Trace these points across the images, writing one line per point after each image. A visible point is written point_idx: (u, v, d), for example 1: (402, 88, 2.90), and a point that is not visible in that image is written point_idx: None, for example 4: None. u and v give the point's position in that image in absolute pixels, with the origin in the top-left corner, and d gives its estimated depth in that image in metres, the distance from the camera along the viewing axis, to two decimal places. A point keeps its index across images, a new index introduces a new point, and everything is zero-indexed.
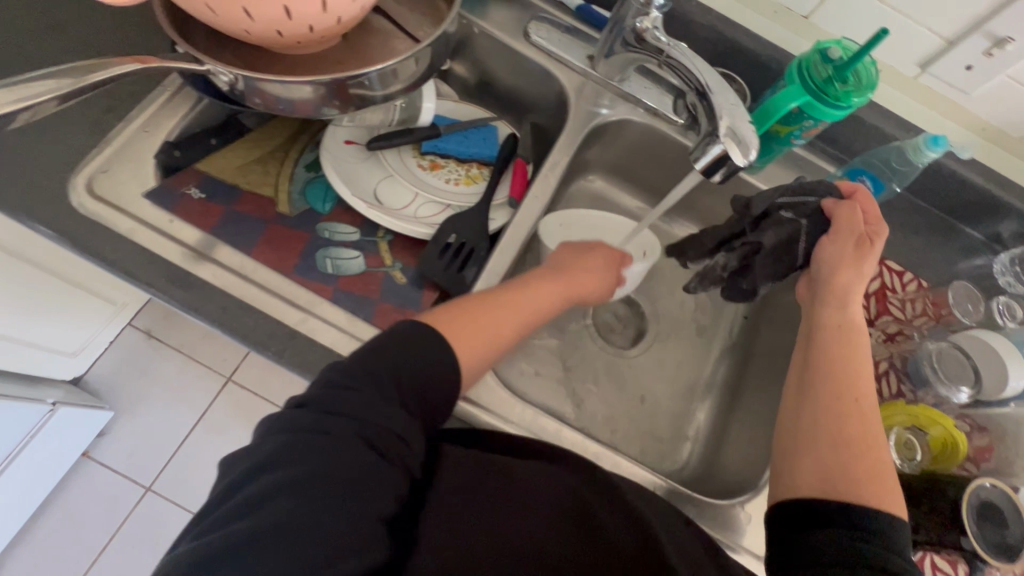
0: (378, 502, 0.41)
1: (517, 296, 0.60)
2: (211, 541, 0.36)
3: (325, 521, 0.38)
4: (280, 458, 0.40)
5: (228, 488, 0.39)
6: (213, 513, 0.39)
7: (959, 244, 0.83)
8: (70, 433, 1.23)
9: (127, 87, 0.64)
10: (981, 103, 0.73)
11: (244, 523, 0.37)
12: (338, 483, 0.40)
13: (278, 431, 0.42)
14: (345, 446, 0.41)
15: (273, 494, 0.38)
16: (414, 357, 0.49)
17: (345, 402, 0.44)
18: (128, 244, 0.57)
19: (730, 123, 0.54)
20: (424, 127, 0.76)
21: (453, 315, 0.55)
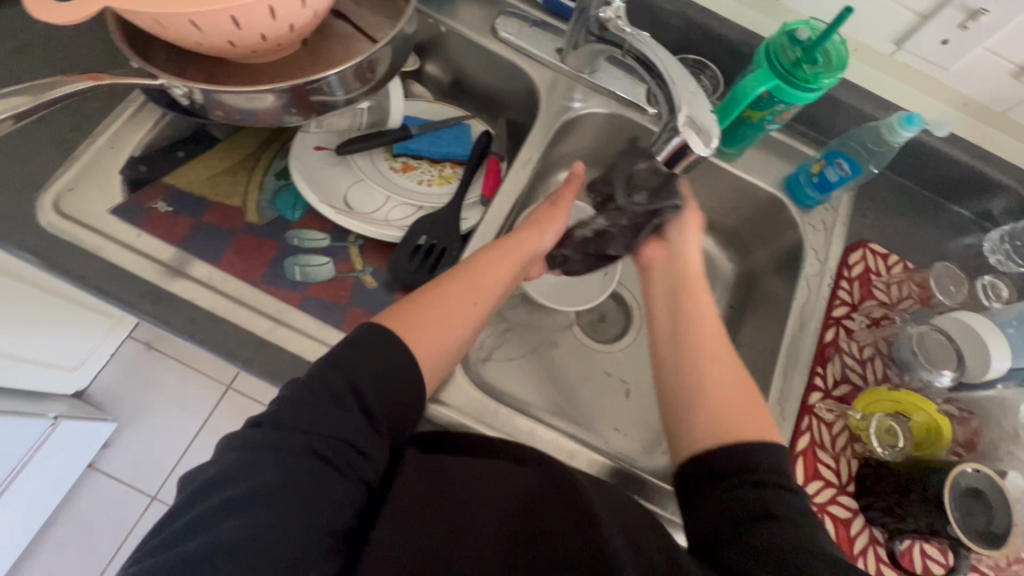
0: (333, 516, 0.42)
1: (462, 278, 0.58)
2: (164, 557, 0.37)
3: (280, 537, 0.38)
4: (232, 475, 0.40)
5: (181, 505, 0.40)
6: (167, 528, 0.39)
7: (948, 223, 0.81)
8: (73, 446, 1.25)
9: (92, 104, 0.64)
10: (962, 78, 0.71)
11: (198, 539, 0.37)
12: (292, 497, 0.40)
13: (233, 448, 0.42)
14: (301, 462, 0.42)
15: (224, 511, 0.38)
16: (366, 364, 0.48)
17: (303, 415, 0.44)
18: (96, 260, 0.57)
19: (689, 112, 0.54)
20: (394, 128, 0.76)
21: (398, 307, 0.54)
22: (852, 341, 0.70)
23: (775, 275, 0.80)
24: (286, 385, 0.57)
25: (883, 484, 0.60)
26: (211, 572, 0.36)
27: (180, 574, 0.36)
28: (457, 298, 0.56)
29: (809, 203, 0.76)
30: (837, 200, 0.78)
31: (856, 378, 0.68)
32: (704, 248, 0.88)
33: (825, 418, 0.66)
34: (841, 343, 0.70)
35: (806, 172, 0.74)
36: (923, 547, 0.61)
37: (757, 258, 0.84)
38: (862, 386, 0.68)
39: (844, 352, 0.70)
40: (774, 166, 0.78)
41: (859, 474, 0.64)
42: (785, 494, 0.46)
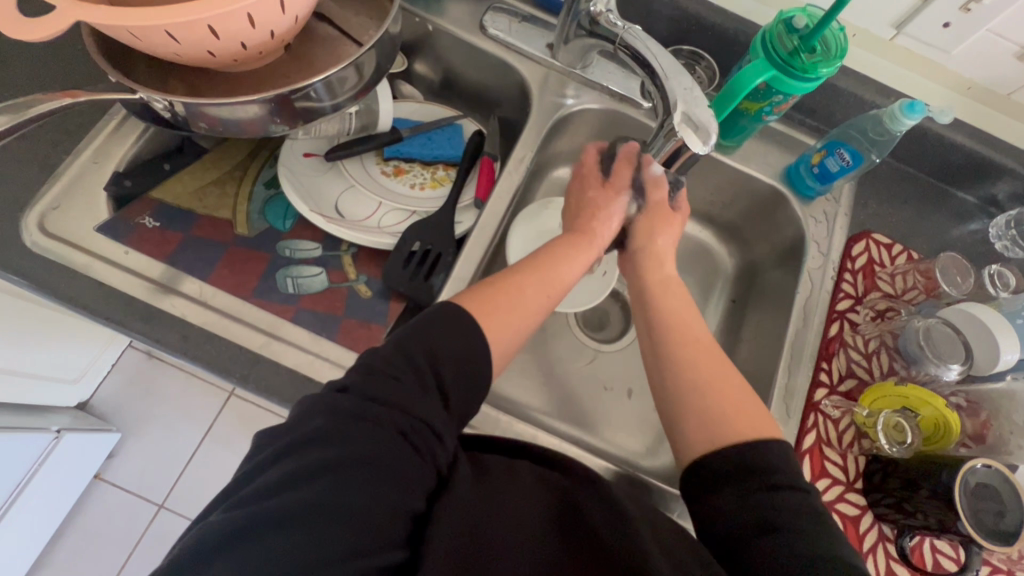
0: (411, 500, 0.39)
1: (541, 270, 0.58)
2: (255, 511, 0.34)
3: (365, 511, 0.36)
4: (321, 435, 0.38)
5: (270, 458, 0.38)
6: (247, 486, 0.37)
7: (953, 209, 0.79)
8: (78, 458, 1.25)
9: (75, 119, 0.63)
10: (965, 61, 0.69)
11: (285, 497, 0.35)
12: (376, 472, 0.38)
13: (317, 408, 0.40)
14: (385, 434, 0.40)
15: (310, 476, 0.36)
16: (451, 346, 0.48)
17: (385, 388, 0.42)
18: (84, 279, 0.56)
19: (684, 109, 0.51)
20: (385, 132, 0.74)
21: (479, 294, 0.54)
22: (857, 334, 0.69)
23: (778, 268, 0.79)
24: (281, 400, 0.56)
25: (891, 480, 0.59)
26: (300, 536, 0.34)
27: (268, 535, 0.33)
28: (530, 289, 0.56)
29: (810, 194, 0.74)
30: (838, 190, 0.76)
31: (862, 373, 0.67)
32: (704, 242, 0.87)
33: (831, 414, 0.65)
34: (846, 336, 0.69)
35: (807, 163, 0.73)
36: (932, 542, 0.61)
37: (759, 250, 0.82)
38: (869, 380, 0.67)
39: (849, 346, 0.68)
40: (773, 157, 0.77)
41: (866, 470, 0.63)
42: (794, 497, 0.45)
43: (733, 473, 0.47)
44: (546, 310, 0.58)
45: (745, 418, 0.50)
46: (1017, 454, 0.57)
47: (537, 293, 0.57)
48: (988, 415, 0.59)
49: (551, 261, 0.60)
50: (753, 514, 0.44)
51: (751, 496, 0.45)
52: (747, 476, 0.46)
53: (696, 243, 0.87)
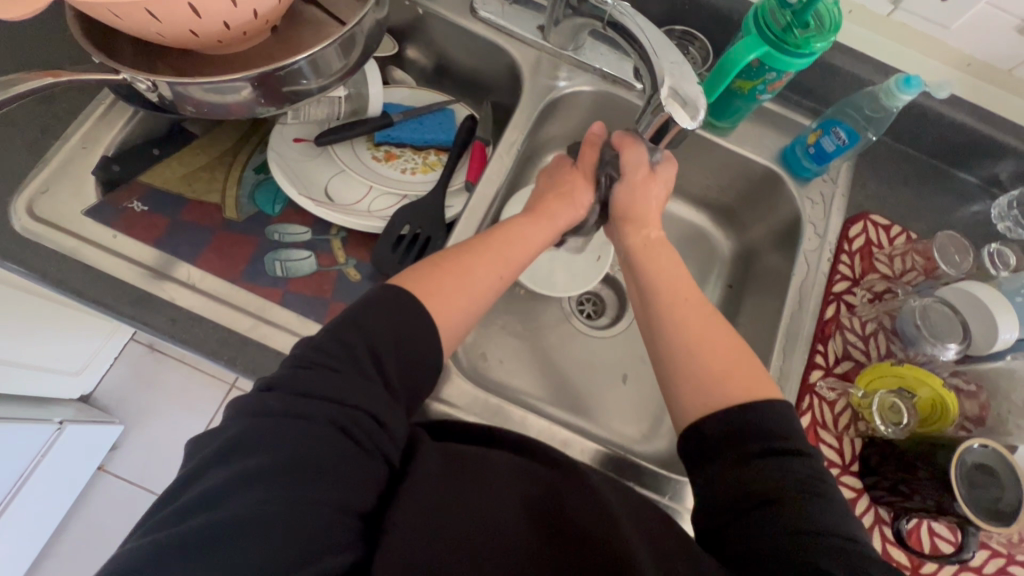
0: (353, 496, 0.40)
1: (494, 250, 0.57)
2: (180, 530, 0.35)
3: (300, 512, 0.36)
4: (246, 443, 0.38)
5: (197, 469, 0.38)
6: (175, 503, 0.37)
7: (954, 190, 0.78)
8: (81, 449, 1.26)
9: (63, 104, 0.63)
10: (965, 36, 0.67)
11: (213, 512, 0.35)
12: (311, 473, 0.38)
13: (243, 415, 0.40)
14: (320, 431, 0.40)
15: (235, 487, 0.36)
16: (386, 324, 0.47)
17: (317, 383, 0.42)
18: (72, 262, 0.56)
19: (672, 84, 0.50)
20: (375, 116, 0.74)
21: (426, 275, 0.53)
22: (854, 316, 0.68)
23: (774, 251, 0.78)
24: None
25: (888, 462, 0.58)
26: (229, 548, 0.34)
27: (193, 554, 0.34)
28: (481, 265, 0.56)
29: (806, 175, 0.73)
30: (835, 171, 0.75)
31: (858, 355, 0.66)
32: (700, 226, 0.86)
33: (827, 396, 0.64)
34: (843, 318, 0.68)
35: (803, 143, 0.71)
36: (929, 525, 0.59)
37: (756, 234, 0.81)
38: (866, 362, 0.66)
39: (845, 328, 0.67)
40: (769, 138, 0.76)
41: (862, 453, 0.62)
42: (791, 462, 0.45)
43: (730, 441, 0.47)
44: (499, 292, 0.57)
45: (739, 381, 0.50)
46: (1017, 435, 0.56)
47: (487, 269, 0.56)
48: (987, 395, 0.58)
49: (507, 238, 0.59)
50: (748, 485, 0.44)
51: (749, 463, 0.45)
52: (743, 443, 0.46)
53: (692, 228, 0.86)
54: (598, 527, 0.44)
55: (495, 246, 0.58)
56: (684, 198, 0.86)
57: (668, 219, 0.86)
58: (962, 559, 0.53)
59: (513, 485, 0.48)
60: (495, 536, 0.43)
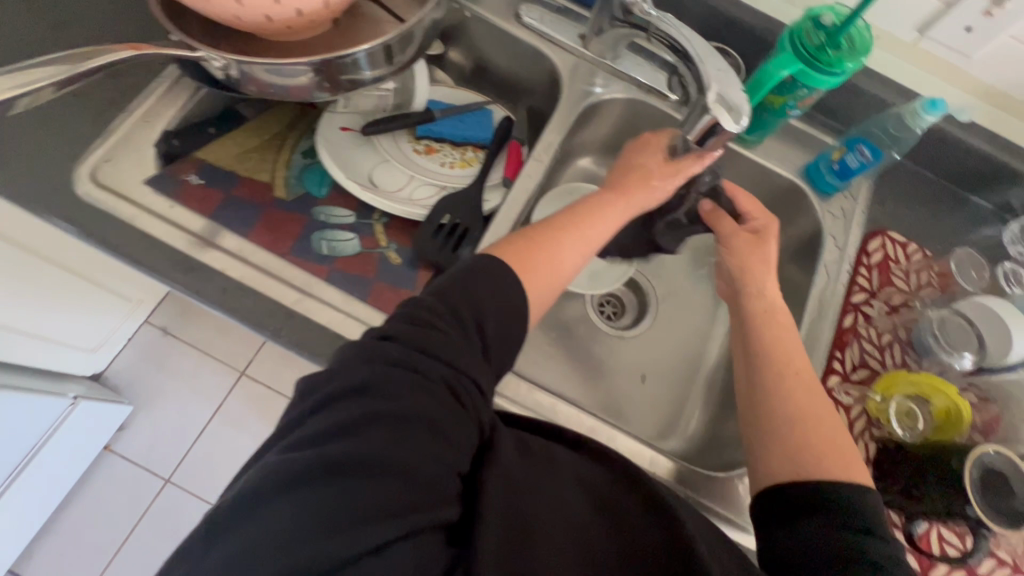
0: (459, 456, 0.40)
1: (583, 230, 0.58)
2: (310, 458, 0.34)
3: (415, 464, 0.37)
4: (369, 386, 0.38)
5: (318, 406, 0.38)
6: (301, 431, 0.37)
7: (968, 214, 0.81)
8: (92, 426, 1.27)
9: (128, 79, 0.66)
10: (985, 66, 0.71)
11: (343, 445, 0.35)
12: (426, 428, 0.38)
13: (371, 356, 0.40)
14: (433, 388, 0.40)
15: (361, 426, 0.36)
16: (490, 293, 0.47)
17: (430, 339, 0.42)
18: (131, 229, 0.59)
19: (718, 90, 0.53)
20: (419, 111, 0.77)
21: (518, 246, 0.54)
22: (870, 326, 0.70)
23: (793, 263, 0.80)
24: (313, 354, 0.58)
25: (903, 465, 0.60)
26: (351, 483, 0.34)
27: (322, 481, 0.34)
28: (569, 242, 0.56)
29: (829, 190, 0.76)
30: (856, 188, 0.78)
31: (874, 364, 0.69)
32: None
33: (844, 401, 0.66)
34: (860, 328, 0.70)
35: (827, 159, 0.74)
36: (939, 532, 0.60)
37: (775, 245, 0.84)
38: (881, 371, 0.68)
39: (862, 337, 0.70)
40: (794, 153, 0.79)
41: (876, 457, 0.63)
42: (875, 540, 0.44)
43: (817, 507, 0.46)
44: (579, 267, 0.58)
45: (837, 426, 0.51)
46: None
47: (576, 253, 0.56)
48: (1001, 405, 0.60)
49: (588, 226, 0.59)
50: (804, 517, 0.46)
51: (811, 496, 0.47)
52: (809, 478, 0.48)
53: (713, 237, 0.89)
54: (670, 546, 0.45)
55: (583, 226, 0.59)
56: None
57: None
58: (970, 563, 0.54)
59: (585, 482, 0.50)
60: (571, 530, 0.44)
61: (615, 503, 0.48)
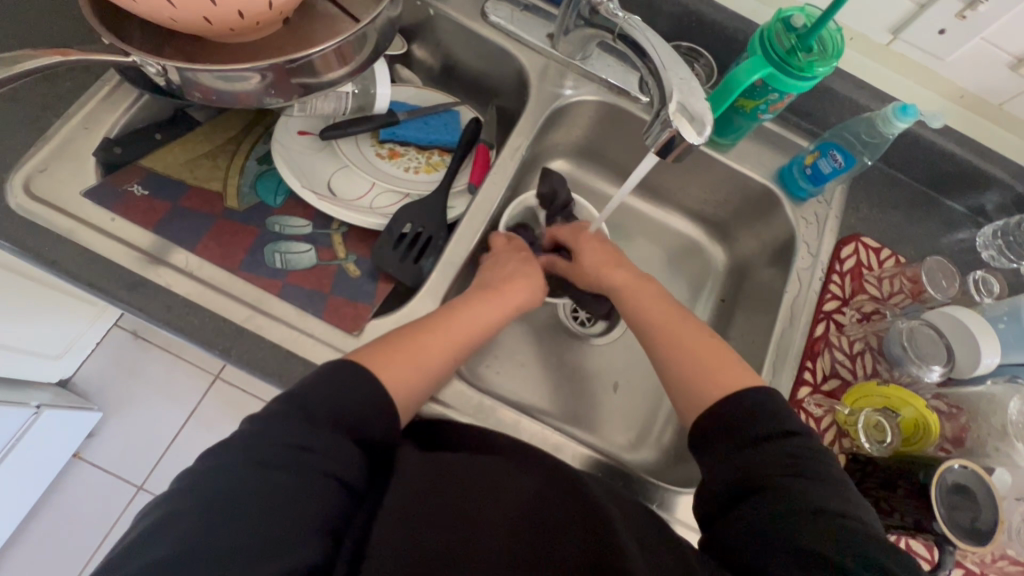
0: (314, 515, 0.41)
1: (442, 325, 0.58)
2: (139, 563, 0.36)
3: (255, 536, 0.37)
4: (213, 478, 0.40)
5: (177, 496, 0.39)
6: (144, 534, 0.38)
7: (942, 217, 0.80)
8: (57, 434, 1.23)
9: (65, 83, 0.62)
10: (958, 70, 0.70)
11: (172, 541, 0.36)
12: (273, 503, 0.40)
13: (208, 457, 0.42)
14: (277, 472, 0.41)
15: (202, 514, 0.38)
16: (325, 399, 0.46)
17: (279, 431, 0.43)
18: (68, 244, 0.56)
19: (680, 100, 0.52)
20: (381, 114, 0.73)
21: (376, 345, 0.54)
22: (842, 335, 0.69)
23: (768, 267, 0.79)
24: (264, 374, 0.55)
25: (870, 478, 0.60)
26: (186, 570, 0.35)
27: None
28: (430, 342, 0.56)
29: (802, 195, 0.75)
30: (830, 193, 0.77)
31: (845, 373, 0.68)
32: (694, 240, 0.87)
33: (814, 413, 0.65)
34: (832, 336, 0.69)
35: (799, 164, 0.73)
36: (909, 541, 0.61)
37: (749, 250, 0.83)
38: (852, 381, 0.67)
39: (834, 346, 0.69)
40: (767, 157, 0.77)
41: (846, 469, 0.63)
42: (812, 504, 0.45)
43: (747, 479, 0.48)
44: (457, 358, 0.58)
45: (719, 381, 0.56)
46: (994, 459, 0.58)
47: (439, 341, 0.56)
48: (969, 417, 0.60)
49: (447, 312, 0.59)
50: (745, 473, 0.48)
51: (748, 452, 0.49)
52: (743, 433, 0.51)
53: (687, 241, 0.87)
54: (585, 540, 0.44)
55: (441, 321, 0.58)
56: (681, 211, 0.87)
57: (665, 230, 0.88)
58: None
59: (504, 492, 0.48)
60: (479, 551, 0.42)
61: (527, 514, 0.46)
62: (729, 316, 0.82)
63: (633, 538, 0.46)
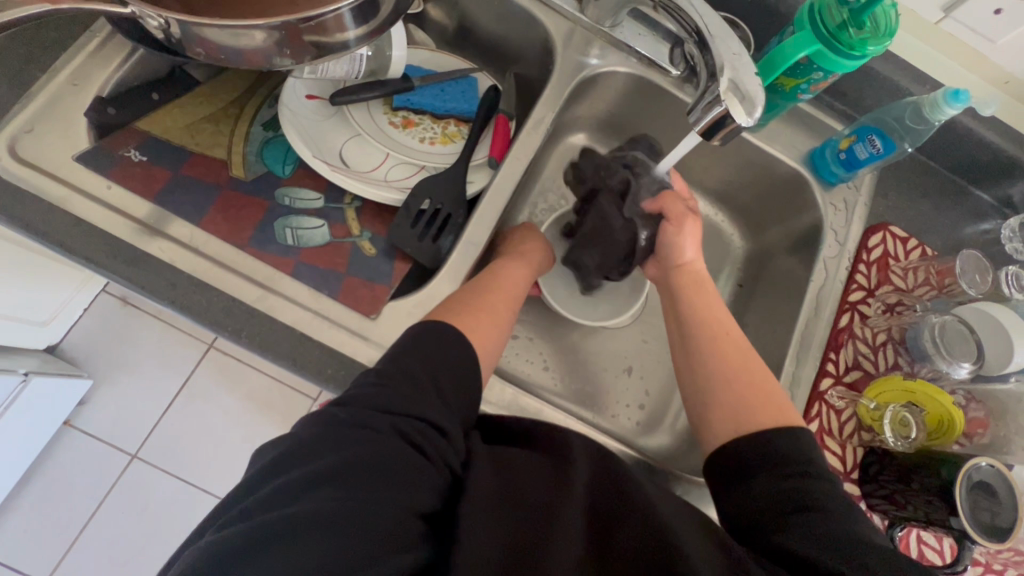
0: (418, 495, 0.38)
1: (499, 287, 0.59)
2: (248, 527, 0.33)
3: (371, 508, 0.35)
4: (315, 447, 0.37)
5: (273, 468, 0.37)
6: (247, 501, 0.36)
7: (968, 206, 0.78)
8: (46, 403, 1.19)
9: (49, 33, 0.56)
10: (1007, 53, 0.66)
11: (287, 510, 0.34)
12: (373, 475, 0.36)
13: (312, 424, 0.39)
14: (383, 440, 0.39)
15: (306, 487, 0.35)
16: (439, 356, 0.47)
17: (382, 397, 0.42)
18: (61, 213, 0.51)
19: (732, 77, 0.48)
20: (395, 79, 0.69)
21: (460, 309, 0.54)
22: (866, 326, 0.68)
23: (793, 252, 0.77)
24: (278, 358, 0.52)
25: (888, 470, 0.60)
26: (299, 545, 0.32)
27: (257, 551, 0.32)
28: (499, 303, 0.58)
29: (832, 179, 0.72)
30: (861, 178, 0.74)
31: (867, 365, 0.67)
32: (714, 222, 0.85)
33: (836, 405, 0.65)
34: (856, 328, 0.68)
35: (833, 147, 0.70)
36: (919, 534, 0.61)
37: (771, 234, 0.81)
38: (874, 373, 0.67)
39: (858, 338, 0.68)
40: (799, 139, 0.74)
41: (864, 461, 0.63)
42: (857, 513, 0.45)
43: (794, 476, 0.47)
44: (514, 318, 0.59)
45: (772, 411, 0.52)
46: (1015, 455, 0.58)
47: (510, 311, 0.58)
48: (990, 413, 0.60)
49: (506, 280, 0.61)
50: (783, 474, 0.47)
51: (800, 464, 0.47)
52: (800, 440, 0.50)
53: (706, 223, 0.85)
54: (646, 539, 0.41)
55: (499, 285, 0.59)
56: (702, 192, 0.84)
57: None
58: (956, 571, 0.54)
59: (548, 478, 0.44)
60: (549, 550, 0.38)
61: (614, 495, 0.44)
62: (747, 300, 0.80)
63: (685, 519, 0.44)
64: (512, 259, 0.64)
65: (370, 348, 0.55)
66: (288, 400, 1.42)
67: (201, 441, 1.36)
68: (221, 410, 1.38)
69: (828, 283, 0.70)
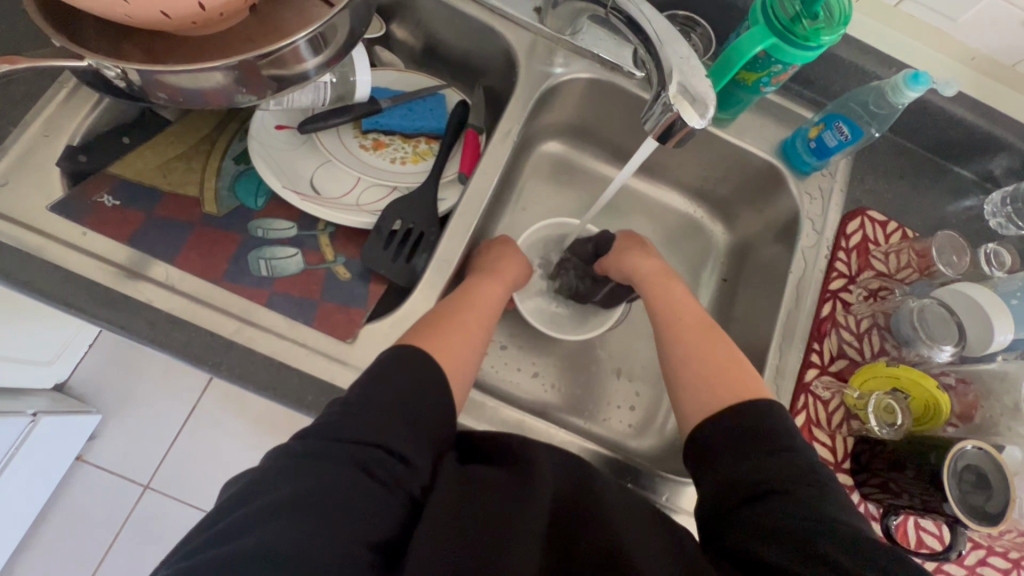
0: (372, 528, 0.38)
1: (469, 306, 0.59)
2: (200, 561, 0.34)
3: (320, 542, 0.36)
4: (275, 479, 0.38)
5: (235, 499, 0.38)
6: (211, 528, 0.37)
7: (948, 184, 0.78)
8: (56, 441, 1.21)
9: (19, 88, 0.58)
10: (971, 27, 0.66)
11: (240, 541, 0.35)
12: (328, 509, 0.37)
13: (277, 454, 0.40)
14: (343, 471, 0.39)
15: (261, 519, 0.36)
16: (408, 381, 0.47)
17: (348, 426, 0.42)
18: (39, 262, 0.52)
19: (681, 80, 0.48)
20: (362, 103, 0.70)
21: (428, 329, 0.55)
22: (849, 314, 0.68)
23: (773, 244, 0.76)
24: (257, 389, 0.53)
25: (878, 459, 0.59)
26: None
27: None
28: (469, 321, 0.58)
29: (805, 169, 0.72)
30: (834, 164, 0.74)
31: (853, 353, 0.67)
32: (694, 219, 0.85)
33: (822, 395, 0.64)
34: (838, 317, 0.67)
35: (803, 137, 0.70)
36: (916, 520, 0.61)
37: (751, 227, 0.80)
38: (860, 361, 0.66)
39: (841, 326, 0.67)
40: (770, 130, 0.74)
41: (855, 450, 0.63)
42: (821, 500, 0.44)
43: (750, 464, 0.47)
44: (486, 337, 0.60)
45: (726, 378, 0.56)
46: (1006, 436, 0.57)
47: (480, 330, 0.58)
48: (978, 395, 0.59)
49: (477, 297, 0.61)
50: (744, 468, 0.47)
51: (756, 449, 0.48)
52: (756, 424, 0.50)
53: (686, 220, 0.85)
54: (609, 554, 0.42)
55: (469, 303, 0.60)
56: (679, 189, 0.84)
57: (661, 208, 0.85)
58: (950, 557, 0.54)
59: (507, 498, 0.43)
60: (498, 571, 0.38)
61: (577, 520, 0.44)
62: (732, 295, 0.80)
63: (647, 539, 0.44)
64: (485, 275, 0.65)
65: (348, 372, 0.55)
66: (294, 421, 1.43)
67: (210, 468, 1.38)
68: (229, 435, 1.40)
69: (808, 272, 0.70)
